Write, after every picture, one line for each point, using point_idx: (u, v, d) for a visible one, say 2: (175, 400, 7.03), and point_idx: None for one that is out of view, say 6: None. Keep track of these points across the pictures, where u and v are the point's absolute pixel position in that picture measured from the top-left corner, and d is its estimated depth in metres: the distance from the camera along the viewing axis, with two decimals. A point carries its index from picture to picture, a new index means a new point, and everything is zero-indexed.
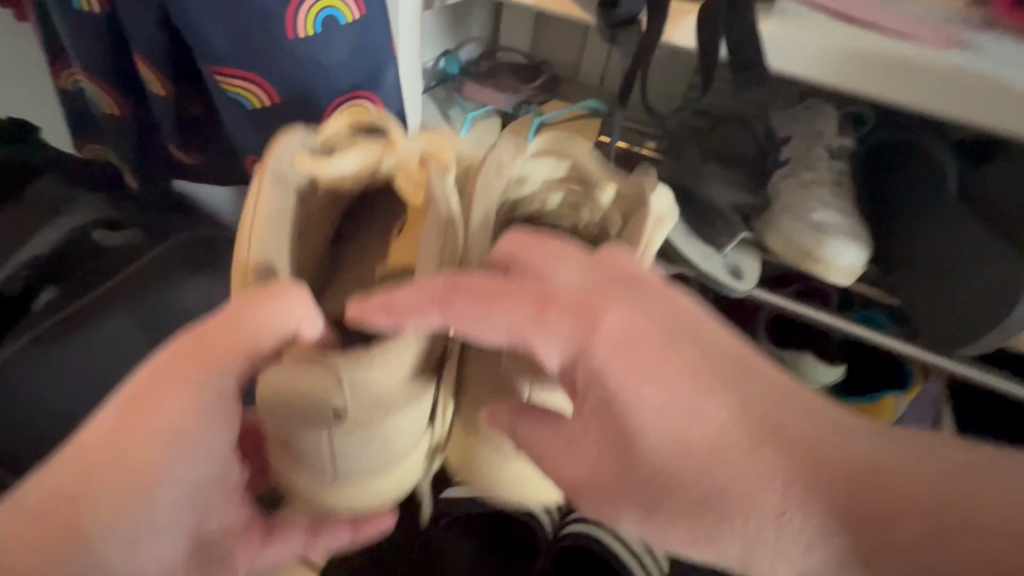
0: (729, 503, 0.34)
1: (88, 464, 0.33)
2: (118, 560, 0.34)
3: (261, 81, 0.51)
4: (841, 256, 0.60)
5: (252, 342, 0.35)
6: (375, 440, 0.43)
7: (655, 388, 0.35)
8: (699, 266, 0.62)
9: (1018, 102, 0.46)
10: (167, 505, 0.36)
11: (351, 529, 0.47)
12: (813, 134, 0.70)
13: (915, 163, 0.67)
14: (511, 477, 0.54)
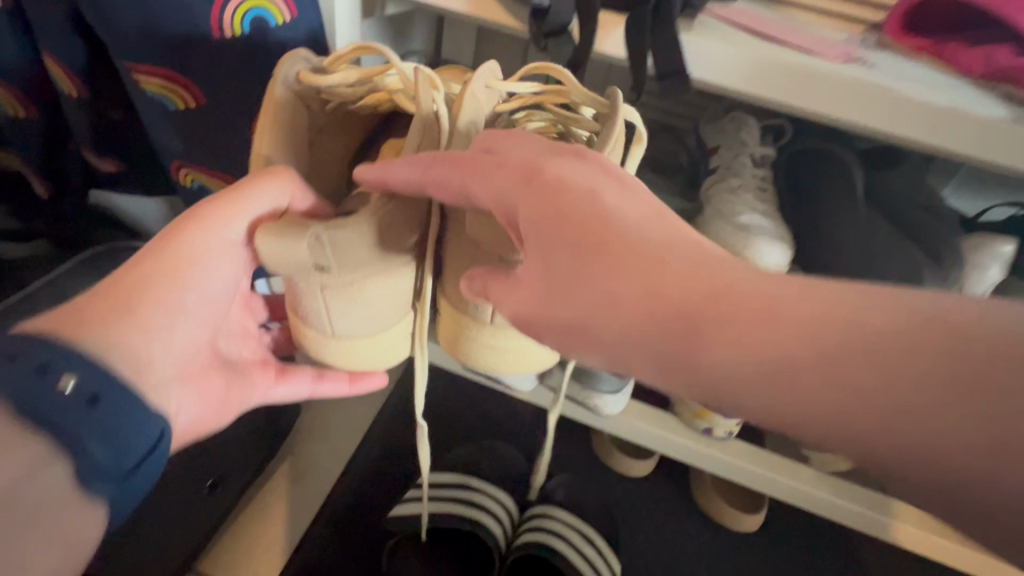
0: (659, 331, 0.33)
1: (139, 273, 0.45)
2: (158, 342, 0.44)
3: (180, 79, 0.54)
4: (765, 255, 0.61)
5: (255, 202, 0.46)
6: (359, 299, 0.51)
7: (582, 226, 0.37)
8: None
9: (913, 108, 0.50)
10: (191, 310, 0.47)
11: (348, 380, 0.63)
12: (738, 143, 0.72)
13: (828, 165, 0.70)
14: (492, 349, 0.56)
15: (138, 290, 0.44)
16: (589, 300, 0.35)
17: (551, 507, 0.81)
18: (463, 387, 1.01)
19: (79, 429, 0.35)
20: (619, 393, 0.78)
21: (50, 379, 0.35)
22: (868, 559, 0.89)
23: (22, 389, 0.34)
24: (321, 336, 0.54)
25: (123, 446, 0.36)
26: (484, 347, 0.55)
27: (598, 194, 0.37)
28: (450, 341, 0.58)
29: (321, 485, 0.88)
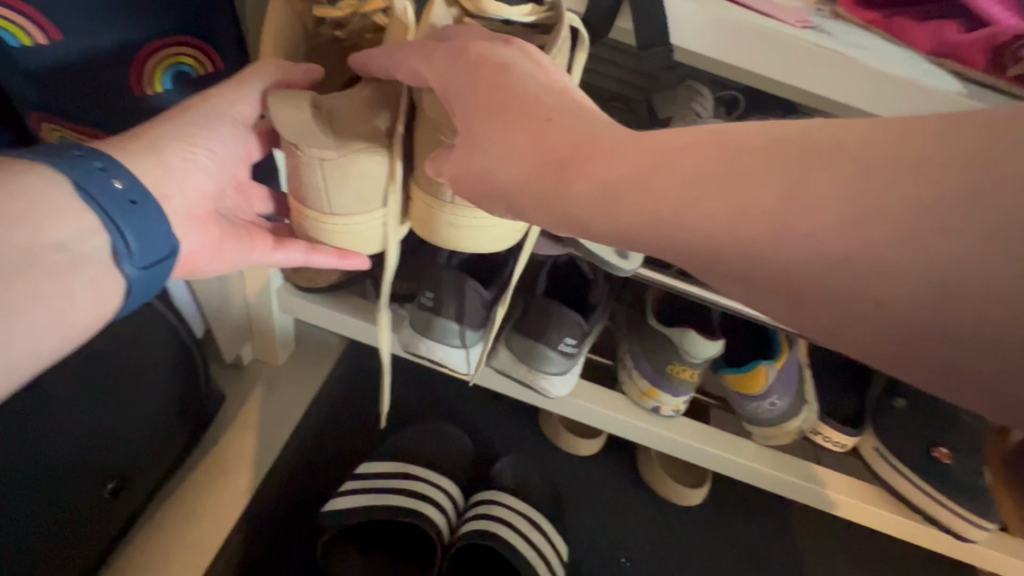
0: (633, 234, 0.31)
1: (156, 122, 0.47)
2: (173, 185, 0.46)
3: (21, 7, 0.47)
4: None
5: (266, 75, 0.48)
6: (355, 172, 0.49)
7: (518, 107, 0.34)
8: (586, 247, 0.60)
9: (871, 78, 0.48)
10: (205, 163, 0.48)
11: (336, 257, 0.54)
12: (691, 115, 0.68)
13: None
14: (468, 238, 0.53)
15: (157, 138, 0.46)
16: (506, 161, 0.34)
17: (497, 493, 0.79)
18: (407, 367, 0.96)
19: (120, 220, 0.41)
20: (567, 375, 0.75)
21: (110, 179, 0.41)
22: (804, 527, 0.92)
23: (85, 175, 0.40)
24: (319, 215, 0.52)
25: (151, 245, 0.42)
26: (459, 232, 0.52)
27: (525, 77, 0.35)
28: (420, 226, 0.54)
29: (249, 477, 0.81)
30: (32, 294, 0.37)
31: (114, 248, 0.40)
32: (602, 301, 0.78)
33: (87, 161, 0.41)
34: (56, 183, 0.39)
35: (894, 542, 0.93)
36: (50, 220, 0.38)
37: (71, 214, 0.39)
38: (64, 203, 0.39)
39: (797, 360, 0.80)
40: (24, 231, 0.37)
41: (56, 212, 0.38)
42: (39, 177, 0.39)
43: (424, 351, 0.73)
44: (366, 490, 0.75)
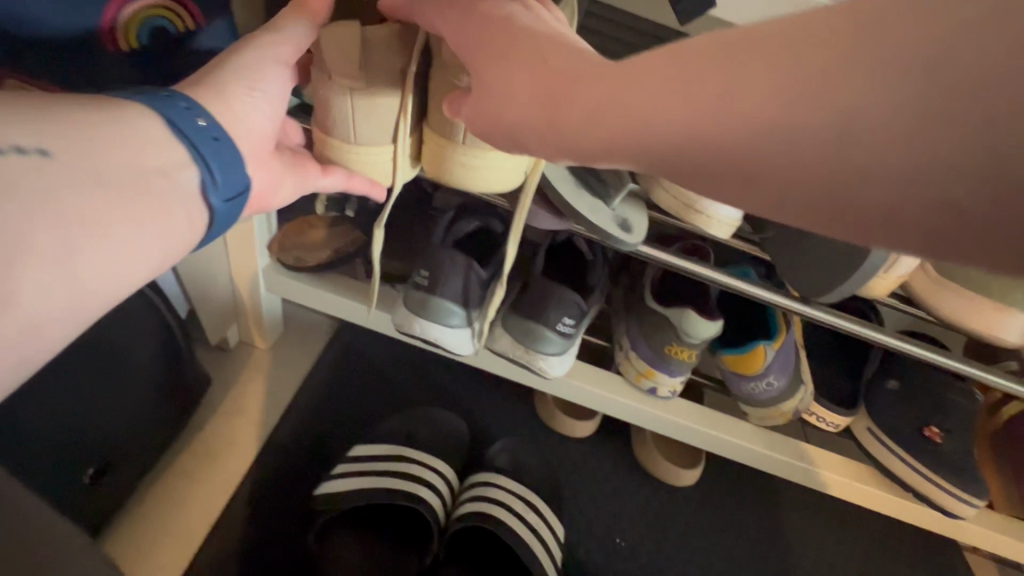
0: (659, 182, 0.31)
1: (219, 61, 0.44)
2: (242, 123, 0.42)
3: None
4: (721, 209, 0.59)
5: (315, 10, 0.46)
6: (381, 103, 0.48)
7: (524, 70, 0.34)
8: (589, 221, 0.58)
9: None
10: (272, 102, 0.44)
11: (369, 183, 0.53)
12: None
13: None
14: (485, 176, 0.51)
15: (220, 76, 0.42)
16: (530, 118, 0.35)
17: (493, 475, 0.78)
18: (400, 350, 0.94)
19: (205, 152, 0.38)
20: (565, 355, 0.74)
21: (194, 111, 0.39)
22: (795, 505, 0.93)
23: (172, 107, 0.38)
24: (343, 145, 0.51)
25: (232, 178, 0.40)
26: (476, 172, 0.50)
27: (534, 42, 0.35)
28: (433, 167, 0.52)
29: (238, 463, 0.79)
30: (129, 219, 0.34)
31: (201, 177, 0.38)
32: (601, 281, 0.76)
33: (167, 97, 0.39)
34: (142, 112, 0.37)
35: (882, 521, 0.94)
36: (144, 147, 0.36)
37: (162, 142, 0.37)
38: (157, 131, 0.37)
39: (793, 341, 0.79)
40: (121, 154, 0.35)
41: (149, 139, 0.36)
42: (127, 107, 0.37)
43: (419, 331, 0.71)
44: (359, 473, 0.74)
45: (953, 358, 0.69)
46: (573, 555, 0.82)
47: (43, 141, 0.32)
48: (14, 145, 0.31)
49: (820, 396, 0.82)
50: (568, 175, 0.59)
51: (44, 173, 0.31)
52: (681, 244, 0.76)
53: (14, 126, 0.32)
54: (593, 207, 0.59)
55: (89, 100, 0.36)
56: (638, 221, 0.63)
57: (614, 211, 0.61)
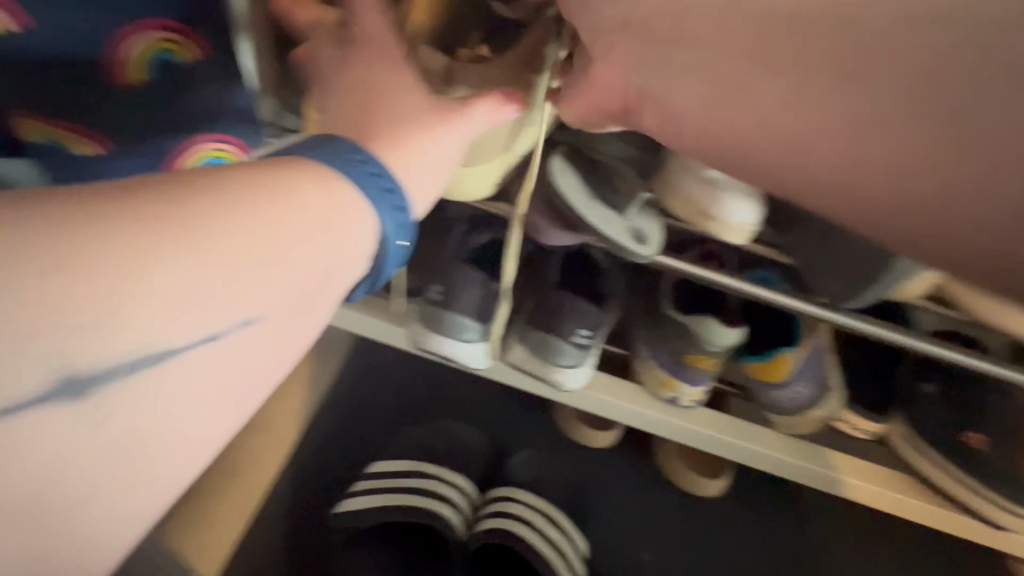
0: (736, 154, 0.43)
1: (397, 122, 0.41)
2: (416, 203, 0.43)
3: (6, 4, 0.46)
4: (735, 214, 0.57)
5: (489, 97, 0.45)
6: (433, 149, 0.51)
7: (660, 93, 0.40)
8: (602, 232, 0.57)
9: None
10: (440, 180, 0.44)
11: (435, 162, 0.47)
12: None
13: None
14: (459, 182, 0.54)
15: (409, 126, 0.41)
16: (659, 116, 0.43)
17: (512, 490, 0.77)
18: (419, 363, 0.94)
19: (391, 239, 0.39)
20: (582, 366, 0.72)
21: (387, 185, 0.38)
22: (830, 515, 0.90)
23: (364, 188, 0.37)
24: None
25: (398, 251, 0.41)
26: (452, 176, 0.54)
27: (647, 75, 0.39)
28: None
29: (260, 480, 0.80)
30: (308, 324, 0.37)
31: (372, 265, 0.40)
32: (616, 291, 0.76)
33: (356, 166, 0.37)
34: (336, 208, 0.35)
35: (925, 534, 0.90)
36: (334, 261, 0.36)
37: (352, 248, 0.37)
38: (349, 237, 0.36)
39: (821, 346, 0.77)
40: (317, 277, 0.36)
41: (336, 251, 0.36)
42: (323, 206, 0.35)
43: (432, 346, 0.71)
44: (379, 490, 0.74)
45: (986, 360, 0.66)
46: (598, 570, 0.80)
47: (254, 295, 0.33)
48: (238, 306, 0.33)
49: (849, 401, 0.80)
50: (580, 185, 0.58)
51: (256, 334, 0.34)
52: (700, 250, 0.75)
53: (229, 276, 0.32)
54: (605, 218, 0.57)
55: (277, 194, 0.34)
56: (654, 232, 0.61)
57: (629, 222, 0.59)
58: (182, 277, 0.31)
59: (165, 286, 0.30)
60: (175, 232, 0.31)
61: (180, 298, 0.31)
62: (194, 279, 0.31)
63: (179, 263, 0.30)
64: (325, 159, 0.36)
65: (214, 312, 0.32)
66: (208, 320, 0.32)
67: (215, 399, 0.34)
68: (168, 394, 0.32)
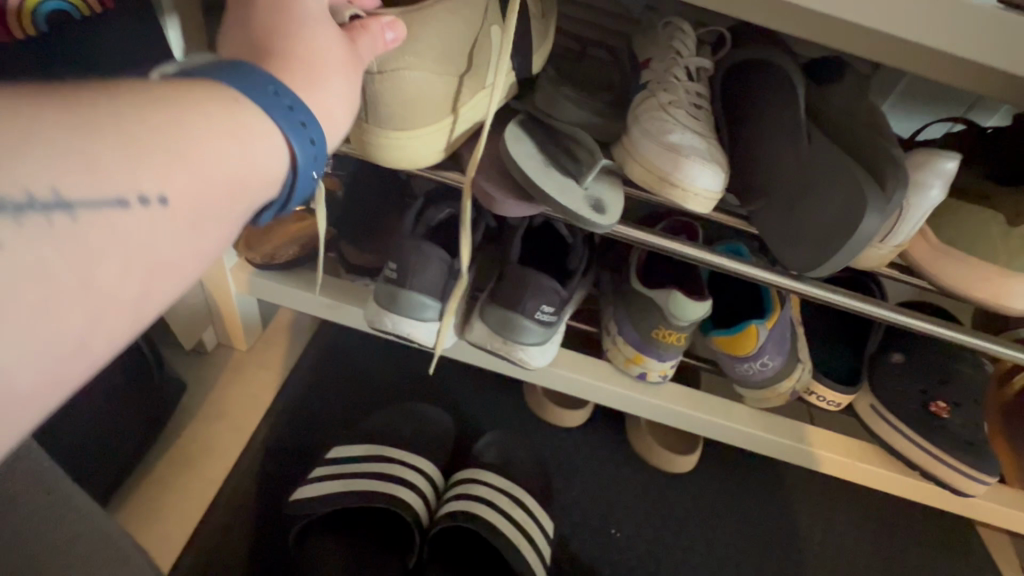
0: None
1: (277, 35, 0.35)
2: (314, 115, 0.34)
3: None
4: (697, 179, 0.54)
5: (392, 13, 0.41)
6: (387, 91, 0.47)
7: None
8: (557, 200, 0.54)
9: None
10: (336, 99, 0.36)
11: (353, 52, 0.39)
12: (669, 55, 0.62)
13: (766, 78, 0.62)
14: (404, 149, 0.51)
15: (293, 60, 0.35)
16: None
17: (477, 472, 0.76)
18: (384, 346, 0.91)
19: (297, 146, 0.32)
20: (546, 344, 0.70)
21: (297, 108, 0.32)
22: (799, 487, 0.90)
23: (267, 108, 0.30)
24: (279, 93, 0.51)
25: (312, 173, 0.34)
26: (394, 141, 0.51)
27: None
28: (358, 147, 0.53)
29: (217, 468, 0.77)
30: (186, 241, 0.28)
31: (277, 195, 0.33)
32: (581, 266, 0.73)
33: (258, 84, 0.31)
34: (244, 120, 0.29)
35: (893, 502, 0.91)
36: (245, 171, 0.29)
37: (261, 151, 0.30)
38: (264, 144, 0.30)
39: (790, 319, 0.75)
40: (229, 184, 0.29)
41: (254, 152, 0.29)
42: (217, 94, 0.29)
43: (391, 327, 0.68)
44: (337, 475, 0.72)
45: (951, 327, 0.65)
46: (568, 549, 0.79)
47: (153, 177, 0.25)
48: (120, 186, 0.24)
49: (817, 373, 0.79)
50: (534, 154, 0.56)
51: (159, 222, 0.26)
52: (666, 223, 0.73)
53: (110, 159, 0.25)
54: (560, 187, 0.54)
55: (175, 85, 0.27)
56: (614, 202, 0.58)
57: (586, 191, 0.56)
58: (46, 149, 0.23)
59: (23, 155, 0.23)
60: (38, 101, 0.23)
61: (40, 170, 0.23)
62: (63, 153, 0.24)
63: (40, 132, 0.23)
64: (224, 77, 0.30)
65: (80, 194, 0.24)
66: (73, 202, 0.24)
67: (64, 314, 0.24)
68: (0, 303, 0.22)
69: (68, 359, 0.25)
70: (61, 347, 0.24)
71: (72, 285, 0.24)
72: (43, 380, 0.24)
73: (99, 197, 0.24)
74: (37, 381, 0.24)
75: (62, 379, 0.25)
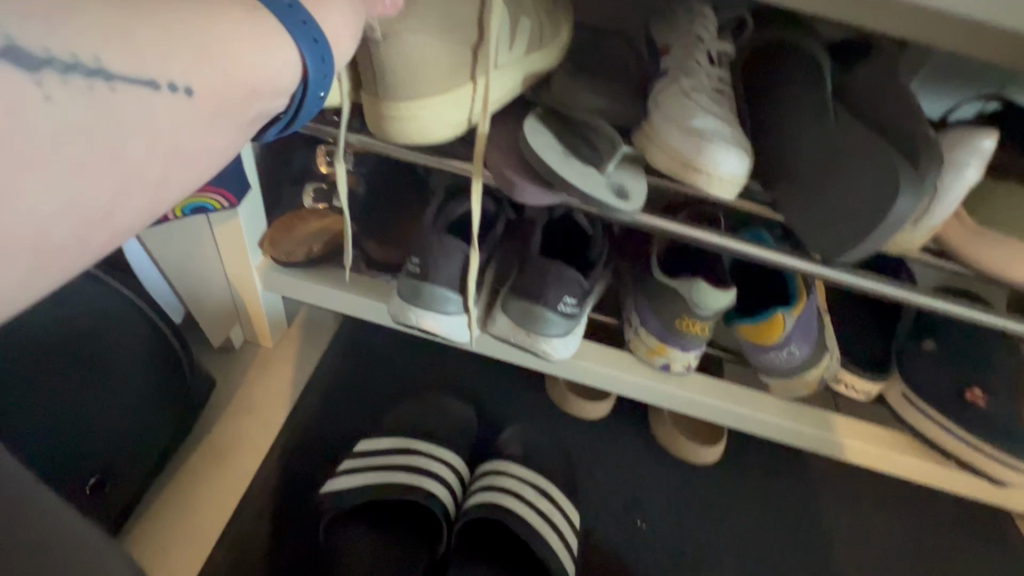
0: None
1: None
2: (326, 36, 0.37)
3: None
4: (721, 163, 0.54)
5: None
6: (400, 61, 0.48)
7: None
8: (579, 188, 0.53)
9: None
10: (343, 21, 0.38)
11: None
12: (691, 40, 0.62)
13: (790, 61, 0.61)
14: (418, 118, 0.51)
15: None
16: None
17: (503, 464, 0.76)
18: (407, 341, 0.92)
19: (305, 60, 0.36)
20: (569, 335, 0.70)
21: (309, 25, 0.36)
22: (827, 477, 0.88)
23: (283, 19, 0.35)
24: None
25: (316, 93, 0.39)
26: (409, 111, 0.50)
27: None
28: (374, 125, 0.53)
29: (248, 462, 0.79)
30: (201, 128, 0.32)
31: (287, 107, 0.39)
32: (602, 257, 0.73)
33: (276, 0, 0.35)
34: (255, 32, 0.34)
35: (925, 492, 0.89)
36: (258, 77, 0.34)
37: (275, 59, 0.35)
38: (278, 58, 0.35)
39: (816, 307, 0.74)
40: (245, 85, 0.34)
41: (267, 62, 0.35)
42: (245, 8, 0.34)
43: (414, 321, 0.69)
44: (366, 468, 0.73)
45: (987, 312, 0.63)
46: (594, 540, 0.79)
47: (182, 69, 0.31)
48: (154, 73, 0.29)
49: (846, 362, 0.77)
50: (555, 144, 0.55)
51: (182, 107, 0.31)
52: (687, 212, 0.72)
53: (144, 42, 0.30)
54: (584, 176, 0.54)
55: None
56: (637, 190, 0.57)
57: (609, 179, 0.56)
58: (97, 27, 0.28)
59: (80, 30, 0.28)
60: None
61: (88, 42, 0.28)
62: (121, 33, 0.29)
63: (94, 13, 0.28)
64: None
65: (122, 70, 0.28)
66: (114, 75, 0.28)
67: (100, 176, 0.28)
68: (47, 149, 0.27)
69: (101, 217, 0.30)
70: (101, 202, 0.29)
71: (107, 151, 0.29)
72: (80, 230, 0.29)
73: (139, 76, 0.29)
74: (76, 228, 0.29)
75: (95, 233, 0.30)
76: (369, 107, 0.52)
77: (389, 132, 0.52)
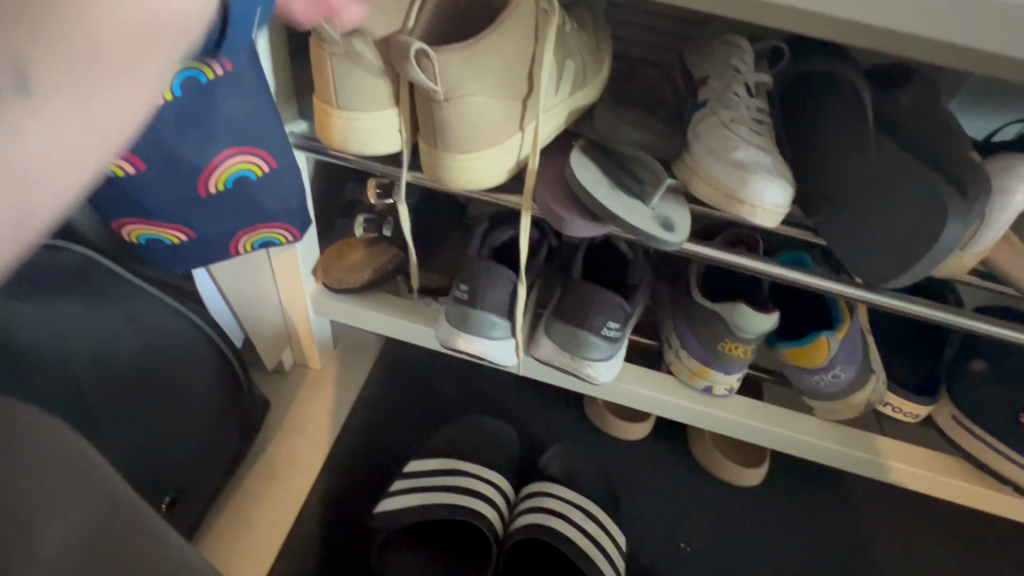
0: None
1: None
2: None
3: None
4: (764, 194, 0.55)
5: None
6: (460, 116, 0.51)
7: None
8: (626, 222, 0.55)
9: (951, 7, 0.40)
10: None
11: None
12: (728, 72, 0.63)
13: (829, 89, 0.62)
14: (474, 168, 0.54)
15: None
16: None
17: (548, 484, 0.77)
18: (447, 362, 0.95)
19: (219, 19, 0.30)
20: (612, 359, 0.71)
21: None
22: (874, 500, 0.87)
23: None
24: (348, 118, 0.54)
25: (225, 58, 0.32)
26: (466, 162, 0.54)
27: None
28: (431, 171, 0.57)
29: (301, 481, 0.82)
30: None
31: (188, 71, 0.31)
32: (642, 281, 0.74)
33: None
34: None
35: (978, 515, 0.87)
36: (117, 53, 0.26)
37: None
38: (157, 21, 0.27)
39: (860, 329, 0.74)
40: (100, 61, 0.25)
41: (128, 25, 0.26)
42: None
43: (462, 346, 0.71)
44: (415, 488, 0.75)
45: None
46: (638, 562, 0.79)
47: None
48: None
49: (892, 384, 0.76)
50: (601, 178, 0.58)
51: None
52: (726, 236, 0.73)
53: None
54: (630, 209, 0.56)
55: None
56: (681, 220, 0.59)
57: (654, 211, 0.58)
58: None
59: None
60: None
61: None
62: None
63: None
64: None
65: None
66: None
67: None
68: None
69: None
70: None
71: None
72: None
73: None
74: None
75: None
76: (426, 155, 0.56)
77: (445, 179, 0.56)
